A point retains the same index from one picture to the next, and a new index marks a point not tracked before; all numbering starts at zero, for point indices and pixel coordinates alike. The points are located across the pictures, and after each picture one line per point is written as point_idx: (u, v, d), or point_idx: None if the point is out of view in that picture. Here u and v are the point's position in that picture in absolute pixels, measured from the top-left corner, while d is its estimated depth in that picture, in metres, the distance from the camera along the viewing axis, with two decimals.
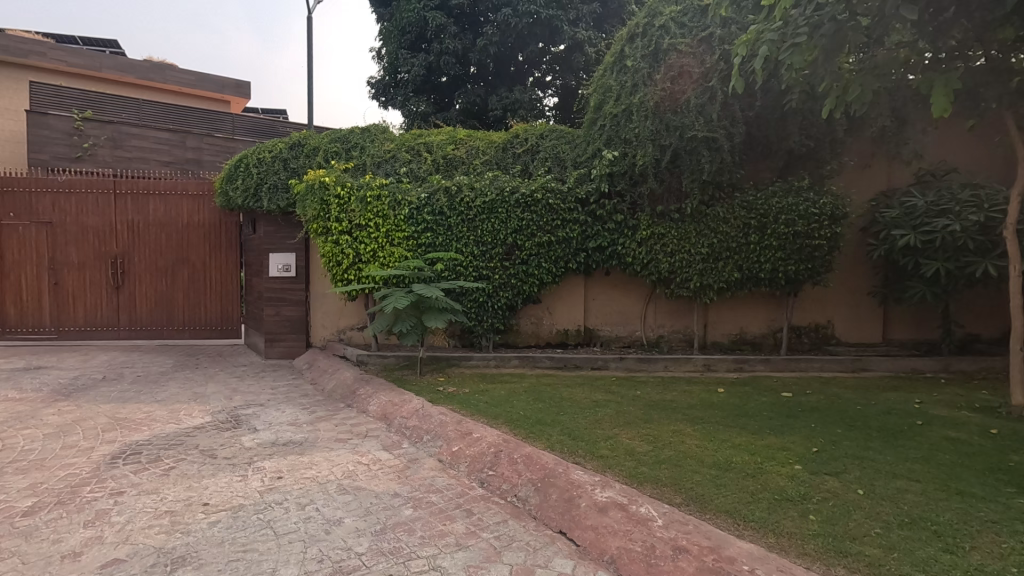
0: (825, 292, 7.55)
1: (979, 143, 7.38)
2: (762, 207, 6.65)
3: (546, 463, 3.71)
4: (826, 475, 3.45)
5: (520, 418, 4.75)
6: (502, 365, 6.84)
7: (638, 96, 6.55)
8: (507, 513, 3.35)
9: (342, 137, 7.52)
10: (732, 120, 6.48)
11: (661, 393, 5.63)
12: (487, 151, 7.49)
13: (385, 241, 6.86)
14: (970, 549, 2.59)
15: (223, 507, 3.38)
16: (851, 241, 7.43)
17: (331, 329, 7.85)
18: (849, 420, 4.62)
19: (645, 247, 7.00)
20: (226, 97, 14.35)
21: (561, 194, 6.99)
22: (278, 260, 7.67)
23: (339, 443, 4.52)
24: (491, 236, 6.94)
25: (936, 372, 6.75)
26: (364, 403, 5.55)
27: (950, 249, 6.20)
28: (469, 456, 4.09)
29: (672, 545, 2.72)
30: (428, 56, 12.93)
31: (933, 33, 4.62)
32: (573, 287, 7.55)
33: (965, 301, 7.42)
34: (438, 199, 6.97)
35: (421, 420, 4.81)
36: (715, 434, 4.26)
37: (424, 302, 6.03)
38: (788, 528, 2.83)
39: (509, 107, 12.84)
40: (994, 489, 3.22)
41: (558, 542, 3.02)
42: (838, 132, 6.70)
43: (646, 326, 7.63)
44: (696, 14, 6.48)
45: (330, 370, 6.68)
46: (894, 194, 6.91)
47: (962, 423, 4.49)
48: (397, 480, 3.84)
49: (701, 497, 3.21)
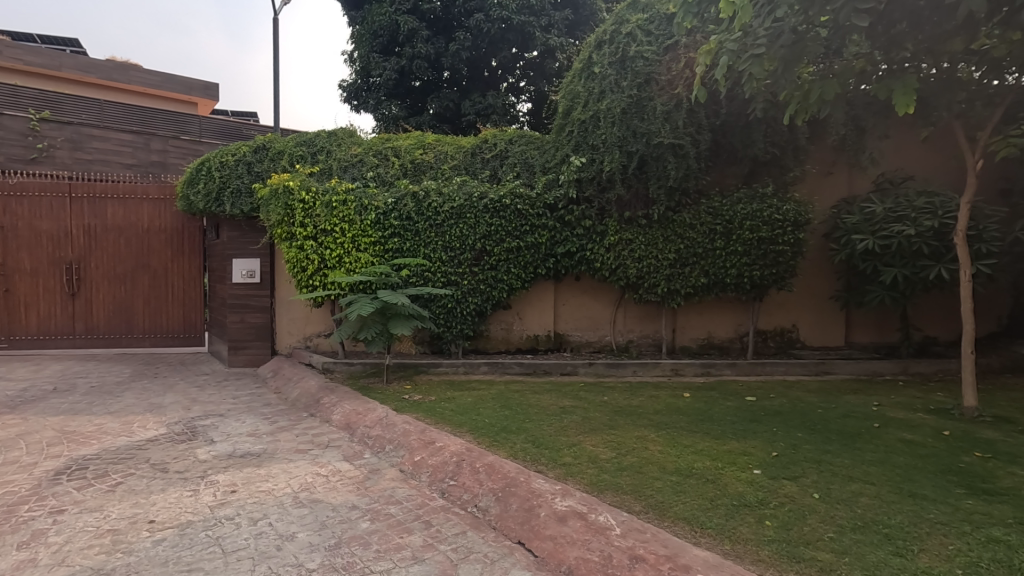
0: (789, 296, 7.68)
1: (932, 151, 7.62)
2: (727, 213, 6.74)
3: (507, 472, 3.67)
4: (783, 480, 3.48)
5: (486, 426, 4.70)
6: (471, 372, 6.78)
7: (604, 102, 6.61)
8: (466, 524, 3.30)
9: (308, 141, 7.48)
10: (698, 128, 6.57)
11: (628, 398, 5.63)
12: (455, 156, 7.45)
13: (351, 247, 6.74)
14: (918, 552, 2.62)
15: (169, 524, 3.25)
16: (814, 247, 7.58)
17: (297, 336, 7.70)
18: (809, 424, 4.69)
19: (613, 253, 7.00)
20: (193, 100, 14.07)
21: (529, 200, 6.98)
22: (242, 266, 7.49)
23: (299, 454, 4.41)
24: (459, 241, 6.88)
25: (896, 374, 6.89)
26: (327, 412, 5.43)
27: (907, 254, 6.36)
28: (431, 466, 4.02)
29: (628, 554, 2.70)
30: (400, 60, 12.81)
31: (887, 45, 4.71)
32: (542, 292, 7.54)
33: (922, 305, 7.63)
34: (405, 203, 6.88)
35: (384, 429, 4.72)
36: (679, 440, 4.27)
37: (390, 308, 5.93)
38: (744, 534, 2.84)
39: (482, 111, 12.93)
40: (944, 491, 3.29)
41: (516, 553, 2.97)
42: (800, 140, 6.84)
43: (616, 331, 7.65)
44: (662, 23, 6.59)
45: (295, 379, 6.53)
46: (854, 201, 7.08)
47: (917, 426, 4.59)
48: (355, 491, 3.75)
49: (660, 504, 3.21)
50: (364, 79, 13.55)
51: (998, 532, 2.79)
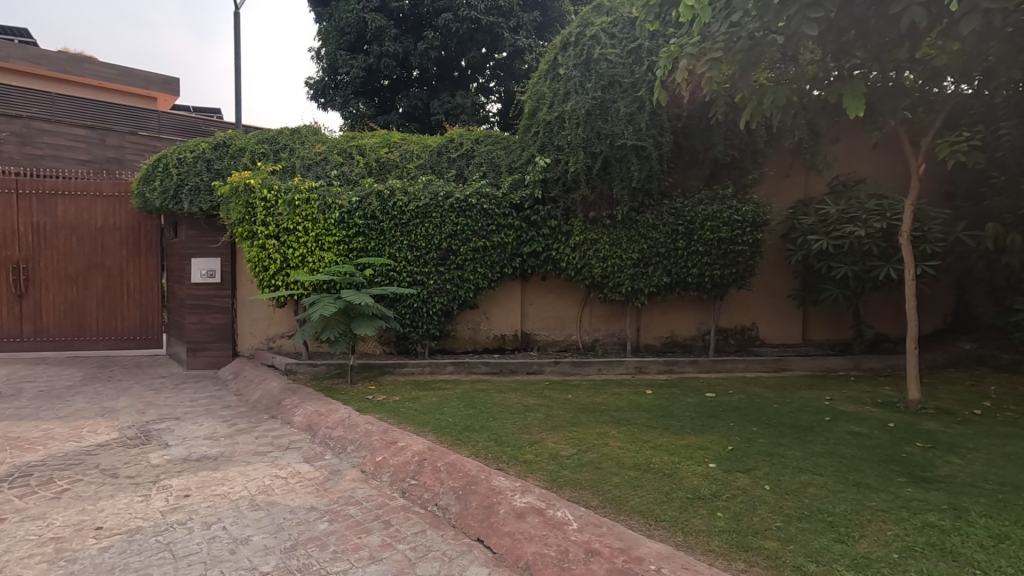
0: (749, 295, 7.89)
1: (882, 156, 7.94)
2: (689, 213, 6.89)
3: (468, 470, 3.67)
4: (737, 473, 3.59)
5: (449, 425, 4.69)
6: (437, 372, 6.75)
7: (569, 104, 6.68)
8: (426, 523, 3.30)
9: (270, 139, 7.36)
10: (660, 130, 6.70)
11: (591, 396, 5.70)
12: (421, 156, 7.43)
13: (314, 246, 6.66)
14: (859, 538, 2.74)
15: (118, 531, 3.16)
16: (772, 247, 7.81)
17: (259, 337, 7.54)
18: (764, 418, 4.84)
19: (579, 253, 7.08)
20: (153, 94, 13.61)
21: (495, 200, 6.99)
22: (201, 265, 7.30)
23: (258, 456, 4.33)
24: (425, 241, 6.85)
25: (849, 370, 7.15)
26: (289, 414, 5.33)
27: (858, 254, 6.62)
28: (393, 465, 4.00)
29: (584, 547, 2.74)
30: (368, 58, 12.70)
31: (837, 53, 4.88)
32: (509, 292, 7.56)
33: (873, 303, 7.94)
34: (370, 203, 6.80)
35: (347, 429, 4.67)
36: (639, 436, 4.35)
37: (353, 308, 5.86)
38: (696, 526, 2.91)
39: (451, 111, 12.86)
40: (887, 479, 3.44)
41: (475, 550, 2.99)
42: (758, 143, 7.03)
43: (582, 330, 7.73)
44: (626, 26, 6.66)
45: (256, 380, 6.39)
46: (810, 202, 7.34)
47: (865, 418, 4.78)
48: (314, 493, 3.70)
49: (617, 498, 3.26)
50: (331, 77, 13.45)
51: (933, 517, 2.93)
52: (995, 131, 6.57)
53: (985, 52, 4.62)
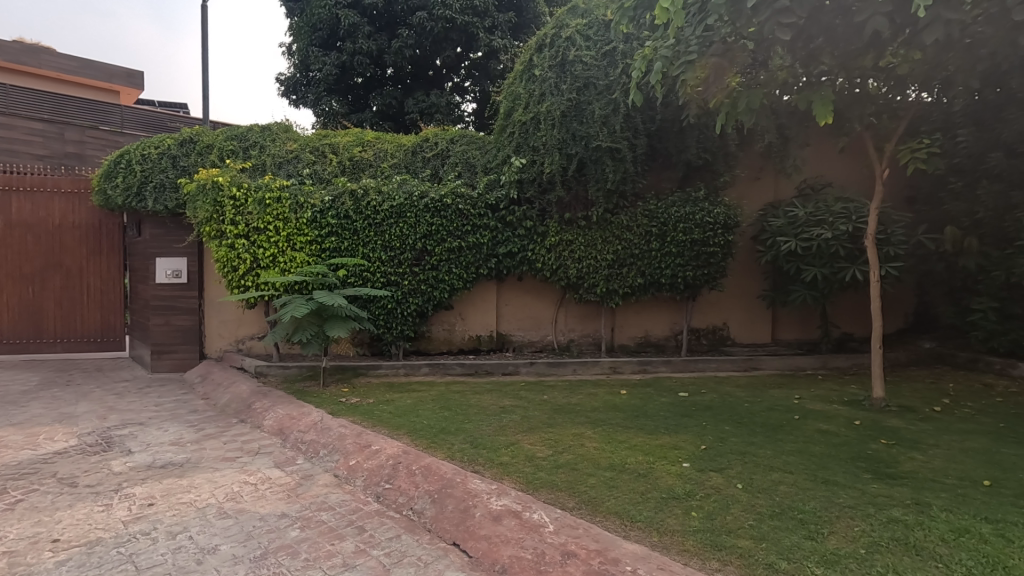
0: (721, 296, 8.03)
1: (848, 161, 8.18)
2: (662, 215, 6.97)
3: (444, 473, 3.64)
4: (710, 472, 3.63)
5: (423, 427, 4.65)
6: (411, 373, 6.69)
7: (545, 105, 6.70)
8: (401, 528, 3.25)
9: (239, 135, 7.18)
10: (635, 132, 6.76)
11: (567, 396, 5.72)
12: (395, 155, 7.34)
13: (285, 246, 6.53)
14: (828, 535, 2.80)
15: (76, 543, 3.03)
16: (743, 248, 7.96)
17: (228, 339, 7.32)
18: (737, 417, 4.92)
19: (554, 253, 7.10)
20: (115, 88, 13.15)
21: (471, 200, 6.95)
22: (167, 265, 7.10)
23: (226, 462, 4.20)
24: (399, 241, 6.77)
25: (817, 368, 7.32)
26: (259, 418, 5.20)
27: (825, 256, 6.79)
28: (367, 469, 3.93)
29: (561, 550, 2.73)
30: (341, 55, 12.54)
31: (805, 60, 4.98)
32: (484, 292, 7.53)
33: (839, 304, 8.17)
34: (343, 202, 6.70)
35: (319, 433, 4.57)
36: (614, 436, 4.37)
37: (326, 309, 5.75)
38: (672, 526, 2.94)
39: (425, 110, 12.75)
40: (854, 476, 3.53)
41: (451, 554, 2.96)
42: (730, 146, 7.16)
43: (557, 330, 7.75)
44: (601, 28, 6.71)
45: (225, 384, 6.22)
46: (779, 205, 7.52)
47: (832, 416, 4.90)
48: (285, 499, 3.61)
49: (593, 500, 3.27)
50: (303, 73, 13.22)
51: (897, 512, 3.02)
52: (953, 138, 6.84)
53: (945, 61, 4.78)
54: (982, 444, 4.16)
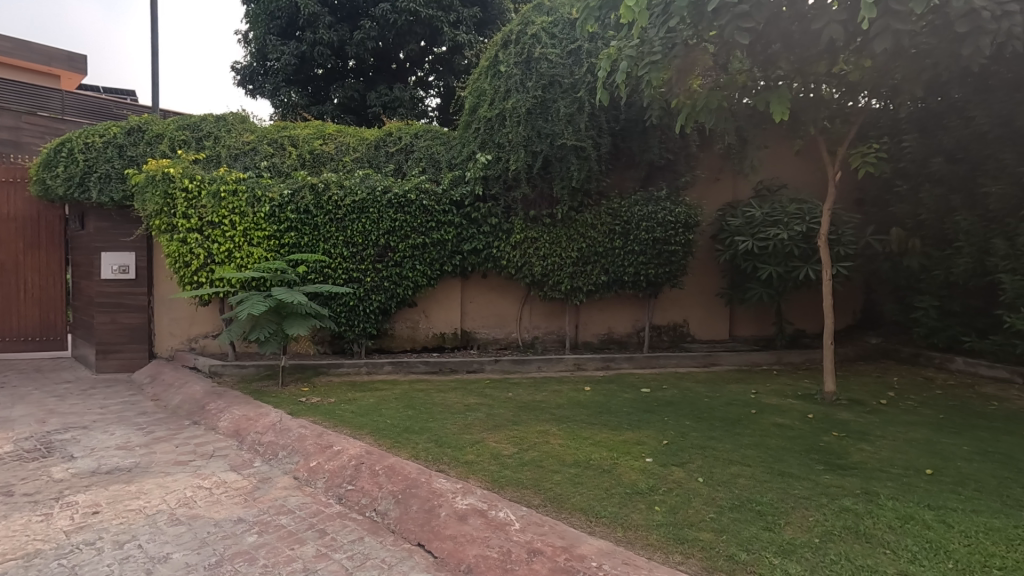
0: (682, 293, 8.20)
1: (801, 164, 8.48)
2: (626, 214, 7.07)
3: (408, 472, 3.58)
4: (672, 466, 3.70)
5: (387, 427, 4.57)
6: (374, 372, 6.58)
7: (510, 102, 6.67)
8: (364, 530, 3.18)
9: (192, 125, 6.88)
10: (599, 131, 6.81)
11: (531, 394, 5.73)
12: (358, 149, 7.18)
13: (242, 241, 6.32)
14: (785, 525, 2.89)
15: (11, 556, 2.84)
16: (703, 247, 8.15)
17: (180, 338, 7.01)
18: (697, 412, 5.04)
19: (519, 251, 7.10)
20: (54, 71, 12.41)
21: (435, 196, 6.87)
22: (113, 261, 6.74)
23: (178, 466, 4.03)
24: (361, 237, 6.63)
25: (772, 364, 7.57)
26: (213, 419, 5.00)
27: (780, 255, 7.03)
28: (328, 471, 3.83)
29: (527, 548, 2.73)
30: (300, 45, 12.19)
31: (763, 64, 5.13)
32: (448, 290, 7.46)
33: (793, 301, 8.47)
34: (303, 196, 6.51)
35: (278, 434, 4.44)
36: (578, 433, 4.41)
37: (285, 307, 5.58)
38: (635, 521, 2.98)
39: (389, 104, 12.52)
40: (808, 468, 3.66)
41: (416, 556, 2.92)
42: (691, 147, 7.30)
43: (522, 327, 7.75)
44: (566, 27, 6.75)
45: (177, 384, 5.96)
46: (737, 206, 7.73)
47: (787, 410, 5.08)
48: (241, 503, 3.48)
49: (559, 497, 3.28)
50: (261, 62, 12.89)
51: (848, 502, 3.15)
52: (898, 143, 7.18)
53: (893, 69, 5.00)
54: (924, 435, 4.39)
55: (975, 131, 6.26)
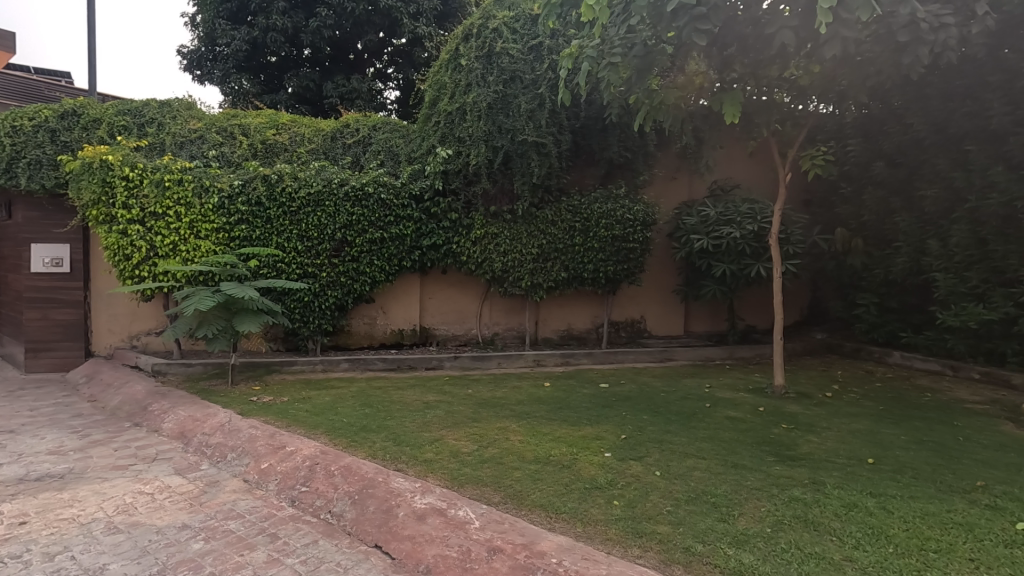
0: (640, 290, 8.34)
1: (754, 165, 8.75)
2: (585, 211, 7.11)
3: (365, 472, 3.49)
4: (630, 460, 3.75)
5: (343, 425, 4.45)
6: (330, 369, 6.41)
7: (471, 96, 6.61)
8: (319, 533, 3.08)
9: (133, 110, 6.52)
10: (560, 128, 6.82)
11: (491, 390, 5.70)
12: (313, 139, 6.95)
13: (188, 233, 6.05)
14: (738, 516, 2.97)
15: None
16: (660, 245, 8.30)
17: (120, 335, 6.61)
18: (653, 406, 5.13)
19: (479, 247, 7.06)
20: None
21: (393, 189, 6.73)
22: (45, 253, 6.33)
23: (117, 471, 3.80)
24: (317, 231, 6.42)
25: (725, 359, 7.80)
26: (156, 421, 4.75)
27: (734, 253, 7.24)
28: (280, 472, 3.70)
29: (486, 546, 2.70)
30: (252, 30, 11.72)
31: (719, 66, 5.22)
32: (407, 285, 7.35)
33: (745, 298, 8.73)
34: (254, 187, 6.25)
35: (227, 435, 4.25)
36: (538, 428, 4.41)
37: (235, 303, 5.34)
38: (595, 516, 2.99)
39: (346, 95, 12.19)
40: (760, 459, 3.78)
41: (372, 558, 2.85)
42: (650, 146, 7.40)
43: (482, 324, 7.71)
44: (527, 22, 6.74)
45: (116, 384, 5.63)
46: (693, 205, 7.90)
47: (740, 403, 5.23)
48: (187, 509, 3.32)
49: (519, 493, 3.27)
50: (209, 46, 12.30)
51: (798, 492, 3.26)
52: (843, 147, 7.51)
53: (840, 76, 5.20)
54: (866, 426, 4.61)
55: (913, 137, 6.61)
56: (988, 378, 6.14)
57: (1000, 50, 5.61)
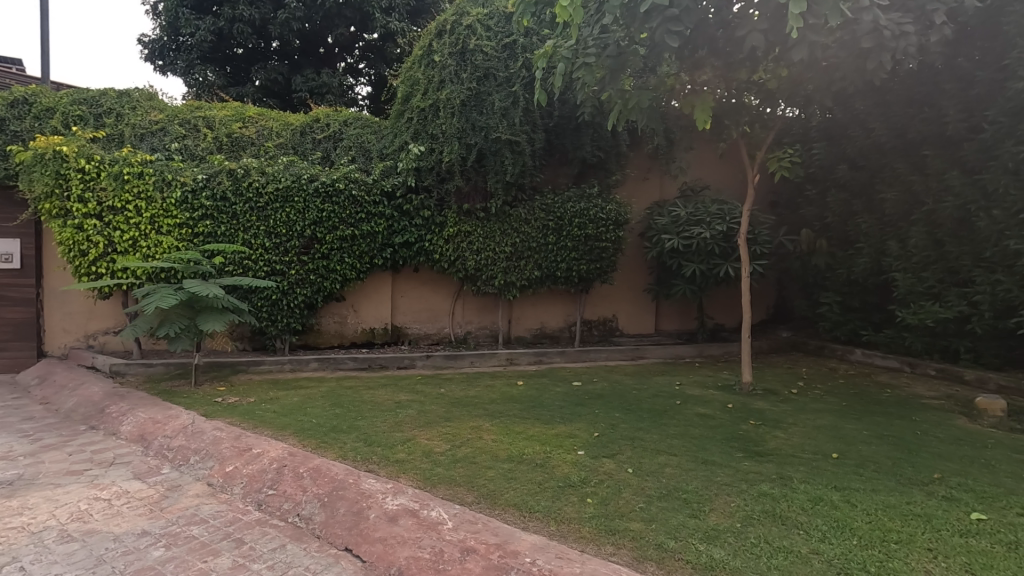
0: (612, 289, 8.41)
1: (723, 167, 8.90)
2: (559, 210, 7.13)
3: (335, 474, 3.41)
4: (603, 458, 3.77)
5: (312, 426, 4.35)
6: (299, 369, 6.27)
7: (444, 92, 6.55)
8: (287, 537, 3.00)
9: (90, 100, 6.26)
10: (533, 127, 6.81)
11: (464, 389, 5.66)
12: (282, 134, 6.79)
13: (149, 228, 5.84)
14: (709, 512, 3.01)
15: None
16: (632, 244, 8.39)
17: (75, 334, 6.33)
18: (625, 404, 5.17)
19: (452, 245, 7.00)
20: None
21: (365, 186, 6.61)
22: None
23: (71, 476, 3.63)
24: (285, 227, 6.26)
25: (694, 357, 7.93)
26: (114, 423, 4.56)
27: (704, 253, 7.36)
28: (247, 475, 3.59)
29: (460, 547, 2.67)
30: (218, 21, 11.37)
31: (691, 68, 5.28)
32: (378, 283, 7.24)
33: (713, 297, 8.90)
34: (219, 182, 6.06)
35: (190, 438, 4.10)
36: (511, 427, 4.40)
37: (198, 300, 5.17)
38: (568, 514, 2.99)
39: (316, 89, 11.93)
40: (729, 455, 3.84)
41: (342, 561, 2.79)
42: (622, 146, 7.46)
43: (454, 322, 7.65)
44: (501, 20, 6.72)
45: (70, 386, 5.38)
46: (664, 205, 7.99)
47: (709, 400, 5.32)
48: (146, 515, 3.19)
49: (492, 493, 3.25)
50: (172, 36, 11.88)
51: (766, 487, 3.33)
52: (809, 150, 7.71)
53: (806, 80, 5.33)
54: (830, 421, 4.73)
55: (875, 141, 6.82)
56: (943, 374, 6.38)
57: (955, 60, 5.85)
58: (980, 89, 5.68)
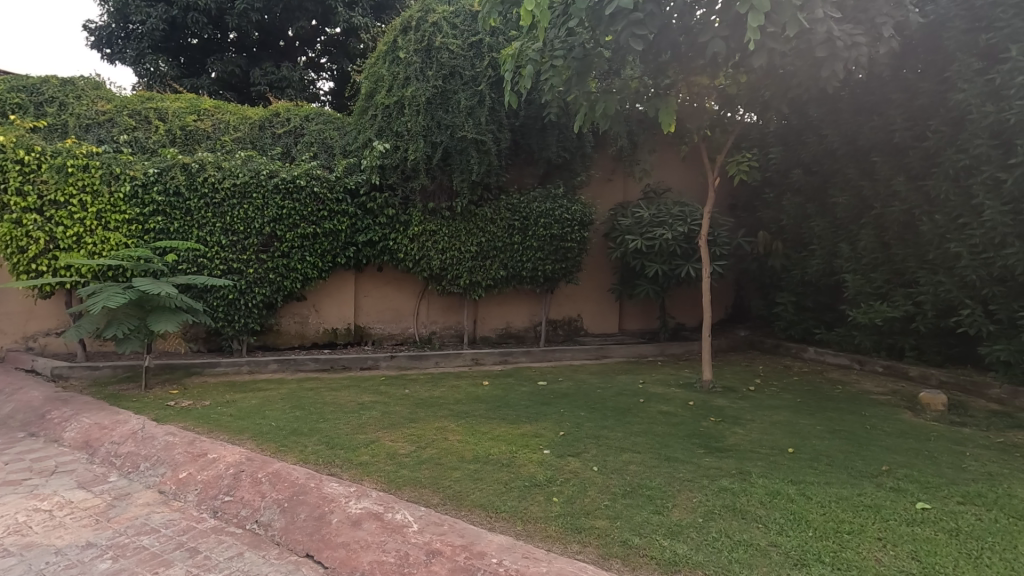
0: (576, 289, 8.48)
1: (684, 170, 9.10)
2: (525, 210, 7.14)
3: (295, 479, 3.32)
4: (569, 457, 3.79)
5: (272, 430, 4.22)
6: (257, 370, 6.08)
7: (409, 90, 6.46)
8: (244, 544, 2.90)
9: (30, 89, 5.98)
10: (499, 126, 6.80)
11: (429, 390, 5.60)
12: (239, 128, 6.57)
13: (95, 224, 5.56)
14: (673, 508, 3.06)
15: None
16: (597, 245, 8.48)
17: (12, 336, 5.97)
18: (590, 403, 5.22)
19: (417, 244, 6.91)
20: None
21: (327, 183, 6.46)
22: None
23: (7, 487, 3.41)
24: (243, 225, 6.05)
25: (656, 355, 8.07)
26: (56, 430, 4.31)
27: (666, 254, 7.50)
28: (202, 481, 3.45)
29: (425, 549, 2.63)
30: (170, 9, 10.93)
31: (654, 72, 5.37)
32: (341, 283, 7.09)
33: (675, 297, 9.09)
34: (172, 176, 5.82)
35: (140, 444, 3.92)
36: (477, 428, 4.37)
37: (149, 300, 4.95)
38: (535, 513, 3.00)
39: (276, 83, 11.61)
40: (690, 452, 3.92)
41: (303, 568, 2.71)
42: (587, 147, 7.53)
43: (418, 323, 7.56)
44: (467, 18, 6.69)
45: (7, 391, 5.06)
46: (627, 206, 8.11)
47: (671, 398, 5.43)
48: (91, 526, 3.02)
49: (458, 494, 3.22)
50: (121, 23, 11.35)
51: (726, 482, 3.41)
52: (766, 155, 7.96)
53: (764, 87, 5.50)
54: (785, 418, 4.89)
55: (827, 147, 7.09)
56: (889, 371, 6.69)
57: (901, 72, 6.18)
58: (922, 100, 5.99)
